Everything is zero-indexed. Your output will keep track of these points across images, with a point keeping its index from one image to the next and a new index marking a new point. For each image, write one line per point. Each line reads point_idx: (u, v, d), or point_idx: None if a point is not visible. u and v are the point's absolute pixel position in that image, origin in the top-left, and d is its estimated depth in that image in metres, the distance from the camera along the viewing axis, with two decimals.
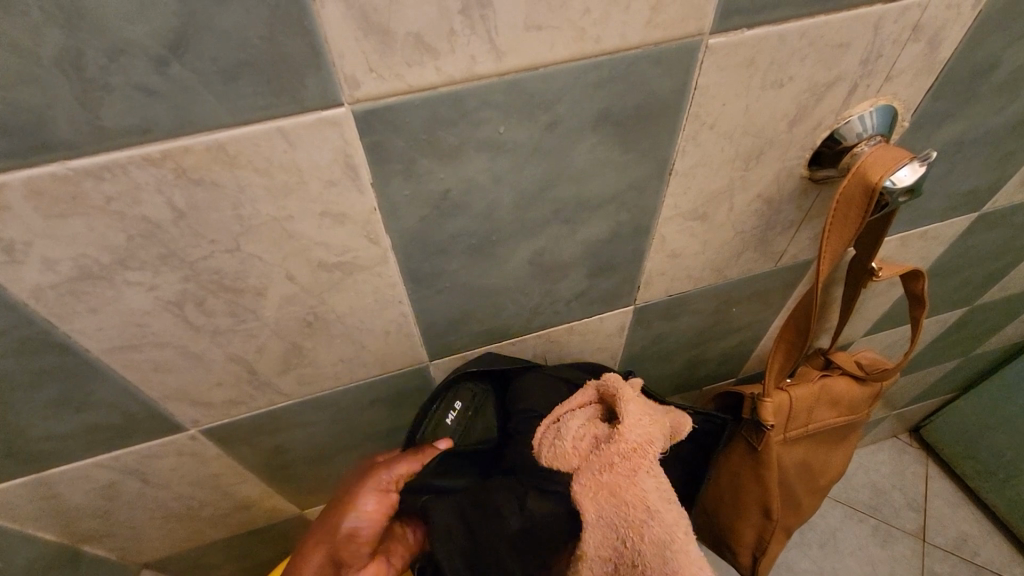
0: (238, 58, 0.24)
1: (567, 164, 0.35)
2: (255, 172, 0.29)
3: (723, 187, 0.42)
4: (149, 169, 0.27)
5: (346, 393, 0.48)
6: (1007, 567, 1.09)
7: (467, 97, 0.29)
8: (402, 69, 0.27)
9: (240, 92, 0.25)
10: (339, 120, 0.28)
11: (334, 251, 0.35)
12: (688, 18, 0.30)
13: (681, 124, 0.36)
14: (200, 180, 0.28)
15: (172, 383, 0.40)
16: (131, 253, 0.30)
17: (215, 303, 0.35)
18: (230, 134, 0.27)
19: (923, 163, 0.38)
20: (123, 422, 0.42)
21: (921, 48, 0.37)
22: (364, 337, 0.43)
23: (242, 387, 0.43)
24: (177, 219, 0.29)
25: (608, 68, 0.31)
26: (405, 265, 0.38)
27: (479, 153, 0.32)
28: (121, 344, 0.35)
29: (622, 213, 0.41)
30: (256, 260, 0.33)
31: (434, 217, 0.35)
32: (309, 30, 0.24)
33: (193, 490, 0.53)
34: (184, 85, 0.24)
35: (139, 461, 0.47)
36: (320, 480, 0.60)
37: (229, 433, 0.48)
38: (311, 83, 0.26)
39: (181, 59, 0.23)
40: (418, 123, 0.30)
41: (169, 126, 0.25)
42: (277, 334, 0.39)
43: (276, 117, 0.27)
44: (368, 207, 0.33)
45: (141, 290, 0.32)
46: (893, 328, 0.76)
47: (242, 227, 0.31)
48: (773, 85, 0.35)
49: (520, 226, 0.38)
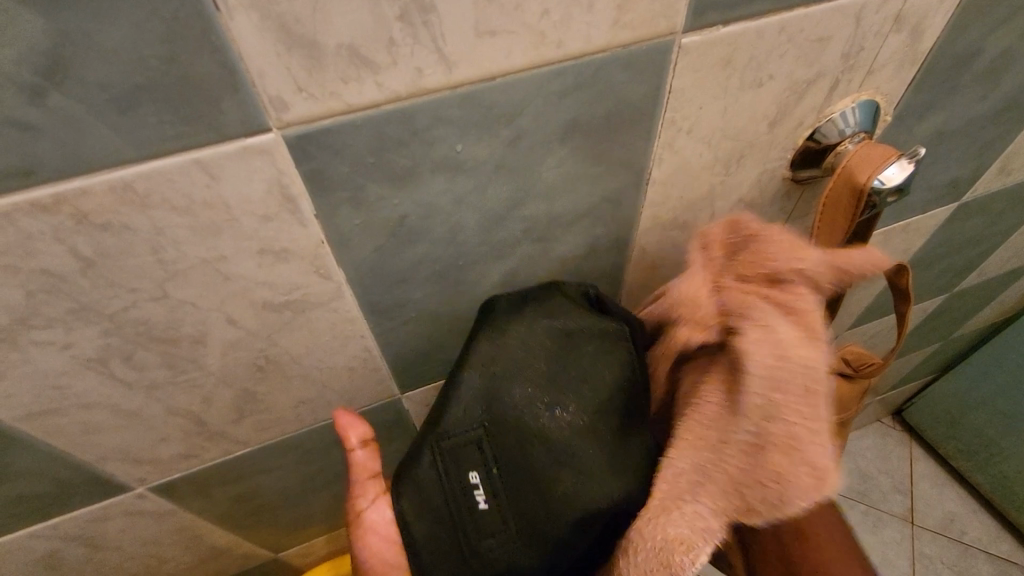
0: (134, 82, 0.20)
1: (536, 179, 0.32)
2: (173, 211, 0.25)
3: (704, 193, 0.39)
4: (41, 216, 0.23)
5: (310, 434, 0.44)
6: (994, 544, 1.10)
7: (417, 114, 0.26)
8: (337, 86, 0.23)
9: (143, 121, 0.21)
10: (268, 147, 0.24)
11: (281, 290, 0.31)
12: (656, 17, 0.27)
13: (657, 130, 0.33)
14: (106, 224, 0.24)
15: (108, 444, 0.35)
16: (34, 311, 0.26)
17: (147, 355, 0.31)
18: (137, 171, 0.23)
19: (911, 161, 0.36)
20: (55, 489, 0.37)
21: (903, 39, 0.35)
22: (325, 376, 0.39)
23: (191, 440, 0.39)
24: (85, 270, 0.25)
25: (572, 75, 0.28)
26: (362, 297, 0.34)
27: (436, 176, 0.29)
28: (40, 409, 0.31)
29: (598, 227, 0.38)
30: (189, 306, 0.29)
31: (390, 246, 0.32)
32: (218, 46, 0.21)
33: (152, 547, 0.49)
34: (70, 117, 0.20)
35: (83, 526, 0.42)
36: (294, 521, 0.56)
37: (183, 486, 0.43)
38: (228, 107, 0.22)
39: (61, 87, 0.20)
40: (361, 145, 0.26)
41: (57, 166, 0.21)
42: (224, 382, 0.35)
43: (190, 149, 0.23)
44: (313, 240, 0.29)
45: (53, 349, 0.28)
46: (876, 320, 0.75)
47: (168, 272, 0.27)
48: (751, 85, 0.33)
49: (487, 249, 0.35)
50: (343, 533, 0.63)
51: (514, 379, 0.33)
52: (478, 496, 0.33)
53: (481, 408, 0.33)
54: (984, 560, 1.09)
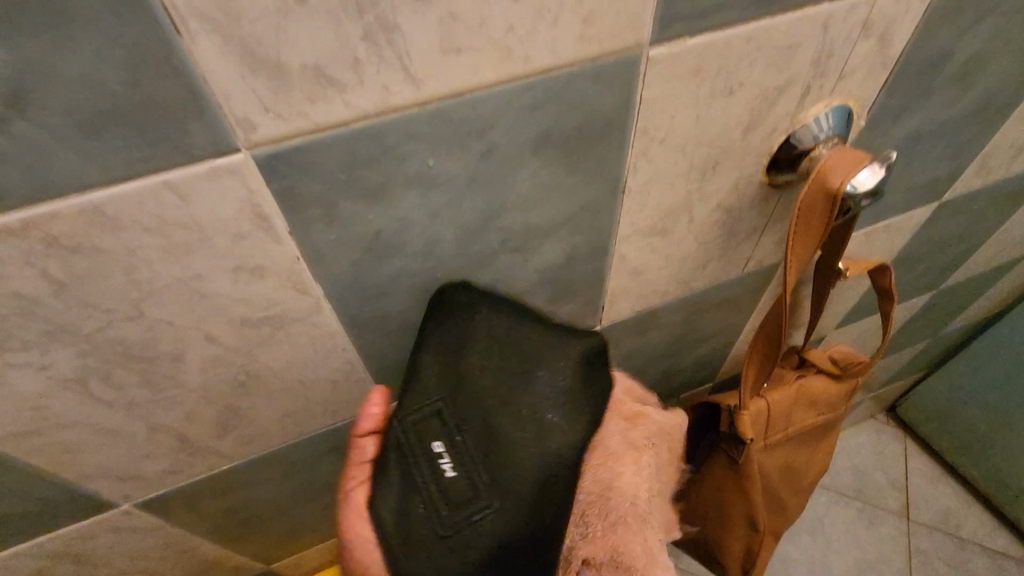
0: (99, 108, 0.21)
1: (511, 191, 0.32)
2: (145, 232, 0.25)
3: (681, 200, 0.40)
4: (10, 241, 0.23)
5: (296, 446, 0.44)
6: (989, 538, 1.11)
7: (387, 131, 0.26)
8: (305, 106, 0.23)
9: (110, 146, 0.22)
10: (238, 167, 0.24)
11: (259, 306, 0.31)
12: (624, 30, 0.27)
13: (630, 140, 0.33)
14: (77, 247, 0.24)
15: (90, 462, 0.35)
16: (8, 334, 0.26)
17: (126, 374, 0.31)
18: (105, 195, 0.23)
19: (882, 165, 0.36)
20: (39, 509, 0.37)
21: (872, 45, 0.35)
22: (308, 389, 0.39)
23: (175, 456, 0.39)
24: (58, 292, 0.25)
25: (542, 89, 0.28)
26: (342, 311, 0.34)
27: (410, 190, 0.29)
28: (20, 431, 0.31)
29: (577, 235, 0.38)
30: (166, 325, 0.30)
31: (367, 260, 0.32)
32: (181, 69, 0.21)
33: (140, 563, 0.48)
34: (35, 143, 0.21)
35: (68, 544, 0.42)
36: (283, 533, 0.56)
37: (169, 502, 0.43)
38: (196, 129, 0.22)
39: (25, 115, 0.20)
40: (333, 163, 0.26)
41: (25, 192, 0.22)
42: (206, 398, 0.35)
43: (159, 171, 0.23)
44: (289, 257, 0.29)
45: (30, 371, 0.28)
46: (863, 318, 0.75)
47: (143, 291, 0.27)
48: (722, 94, 0.33)
49: (466, 260, 0.35)
50: (335, 543, 0.63)
51: (463, 355, 0.34)
52: (445, 465, 0.33)
53: (441, 381, 0.34)
54: (979, 554, 1.09)
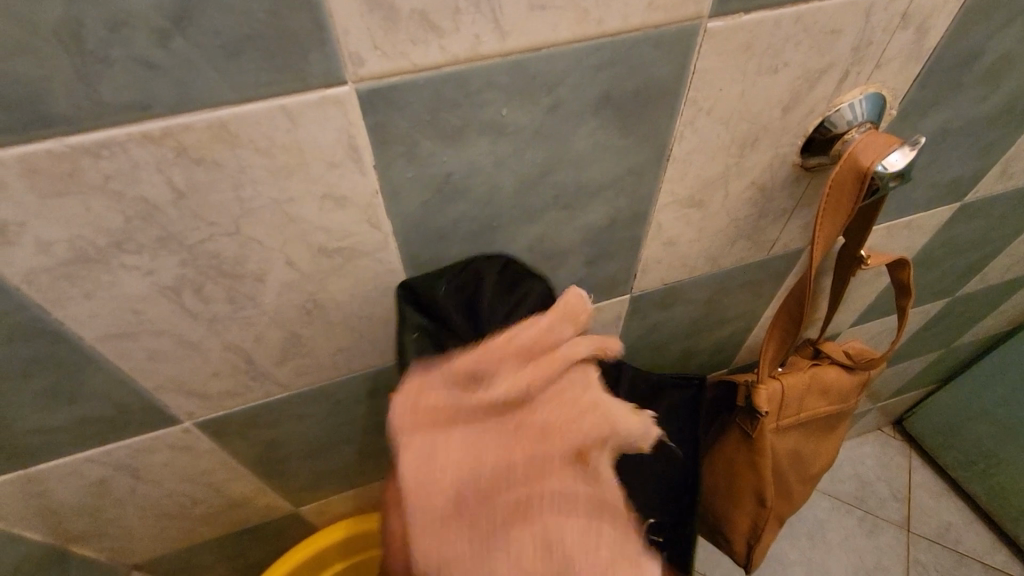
0: (242, 33, 0.24)
1: (567, 148, 0.35)
2: (256, 152, 0.28)
3: (719, 173, 0.42)
4: (148, 146, 0.26)
5: (342, 384, 0.48)
6: (988, 554, 1.12)
7: (470, 78, 0.29)
8: (407, 47, 0.27)
9: (243, 68, 0.25)
10: (342, 99, 0.28)
11: (335, 236, 0.35)
12: (687, 1, 0.30)
13: (679, 109, 0.36)
14: (200, 159, 0.28)
15: (167, 372, 0.39)
16: (129, 236, 0.30)
17: (214, 289, 0.35)
18: (231, 113, 0.26)
19: (912, 149, 0.39)
20: (117, 414, 0.41)
21: (909, 36, 0.38)
22: (362, 326, 0.43)
23: (238, 378, 0.42)
24: (176, 201, 0.29)
25: (608, 51, 0.31)
26: (405, 250, 0.38)
27: (482, 137, 0.32)
28: (117, 332, 0.35)
29: (621, 199, 0.41)
30: (256, 244, 0.33)
31: (435, 202, 0.35)
32: (312, 4, 0.24)
33: (187, 486, 0.52)
34: (186, 59, 0.24)
35: (132, 456, 0.46)
36: (314, 475, 0.59)
37: (225, 425, 0.47)
38: (315, 59, 0.26)
39: (183, 32, 0.23)
40: (420, 103, 0.29)
41: (169, 103, 0.25)
42: (276, 322, 0.39)
43: (278, 95, 0.26)
44: (370, 190, 0.33)
45: (138, 274, 0.32)
46: (877, 319, 0.77)
47: (243, 209, 0.31)
48: (768, 71, 0.36)
49: (519, 211, 0.38)
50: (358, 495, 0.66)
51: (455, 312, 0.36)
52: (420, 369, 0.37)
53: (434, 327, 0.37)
54: (978, 570, 1.10)
